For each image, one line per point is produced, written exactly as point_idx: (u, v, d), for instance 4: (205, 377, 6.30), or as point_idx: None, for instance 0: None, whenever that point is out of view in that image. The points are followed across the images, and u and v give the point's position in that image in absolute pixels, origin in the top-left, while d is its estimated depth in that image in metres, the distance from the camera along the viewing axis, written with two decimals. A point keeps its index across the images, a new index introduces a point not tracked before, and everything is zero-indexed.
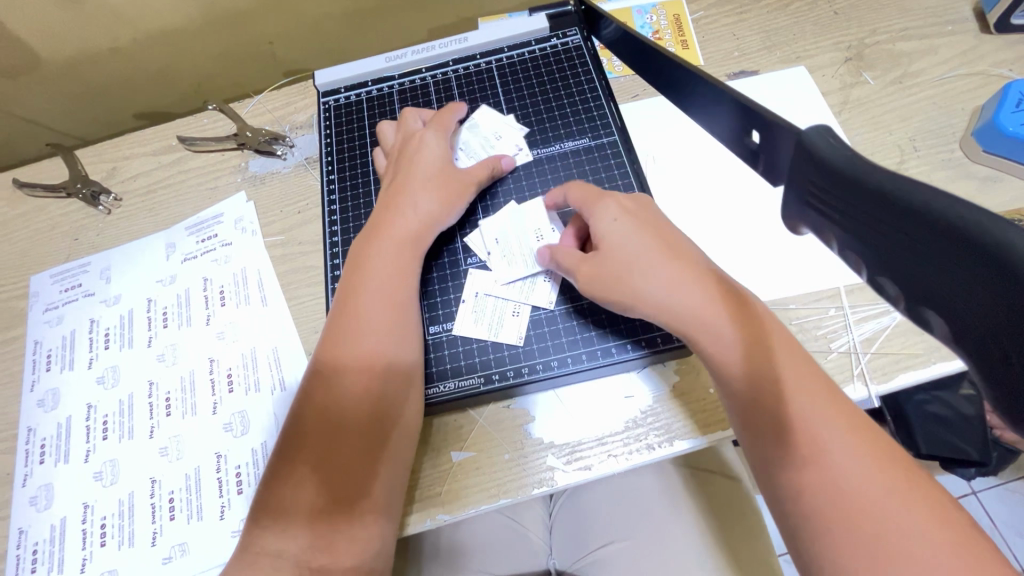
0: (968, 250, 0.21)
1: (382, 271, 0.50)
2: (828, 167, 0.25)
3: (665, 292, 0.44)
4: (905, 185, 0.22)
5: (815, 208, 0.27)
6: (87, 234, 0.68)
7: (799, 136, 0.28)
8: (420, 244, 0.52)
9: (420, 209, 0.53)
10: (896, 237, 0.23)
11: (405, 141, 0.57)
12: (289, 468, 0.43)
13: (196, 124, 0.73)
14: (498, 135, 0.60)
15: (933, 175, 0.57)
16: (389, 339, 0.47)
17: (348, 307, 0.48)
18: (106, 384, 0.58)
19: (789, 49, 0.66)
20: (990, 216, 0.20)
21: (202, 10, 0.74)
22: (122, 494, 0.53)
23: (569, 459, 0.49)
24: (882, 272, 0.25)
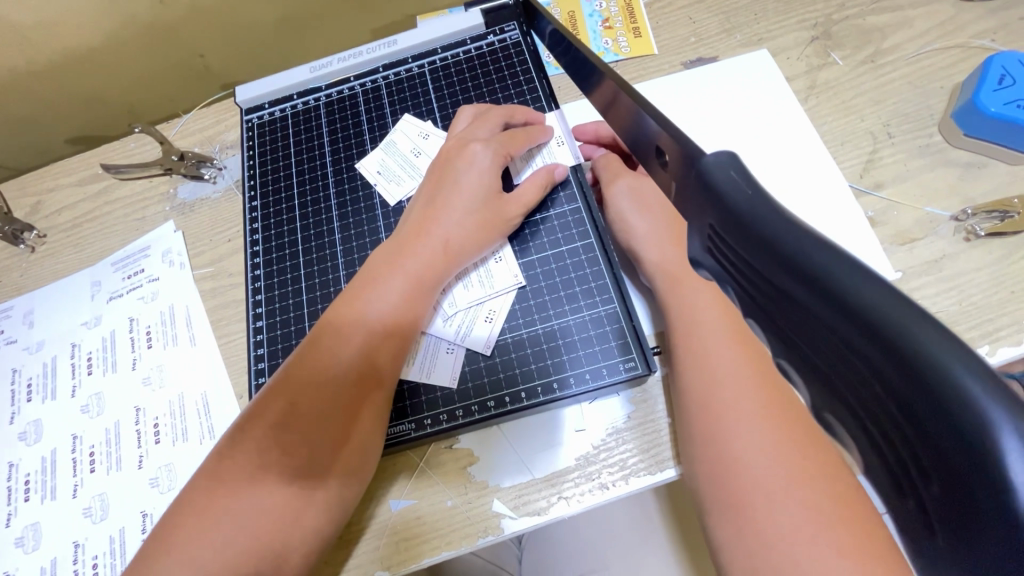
0: (872, 349, 0.14)
1: (396, 282, 0.45)
2: (750, 230, 0.18)
3: (650, 234, 0.49)
4: (800, 247, 0.16)
5: (719, 267, 0.20)
6: (10, 275, 0.64)
7: (703, 170, 0.20)
8: (444, 265, 0.46)
9: (445, 230, 0.47)
10: (795, 318, 0.16)
11: (459, 146, 0.51)
12: (244, 462, 0.39)
13: (122, 150, 0.69)
14: (417, 150, 0.55)
15: (910, 164, 0.51)
16: (394, 325, 0.44)
17: (364, 288, 0.45)
18: (28, 440, 0.55)
19: (750, 31, 0.60)
20: (928, 333, 0.14)
21: (120, 25, 0.69)
22: (44, 561, 0.49)
23: (517, 504, 0.45)
24: (785, 352, 0.18)
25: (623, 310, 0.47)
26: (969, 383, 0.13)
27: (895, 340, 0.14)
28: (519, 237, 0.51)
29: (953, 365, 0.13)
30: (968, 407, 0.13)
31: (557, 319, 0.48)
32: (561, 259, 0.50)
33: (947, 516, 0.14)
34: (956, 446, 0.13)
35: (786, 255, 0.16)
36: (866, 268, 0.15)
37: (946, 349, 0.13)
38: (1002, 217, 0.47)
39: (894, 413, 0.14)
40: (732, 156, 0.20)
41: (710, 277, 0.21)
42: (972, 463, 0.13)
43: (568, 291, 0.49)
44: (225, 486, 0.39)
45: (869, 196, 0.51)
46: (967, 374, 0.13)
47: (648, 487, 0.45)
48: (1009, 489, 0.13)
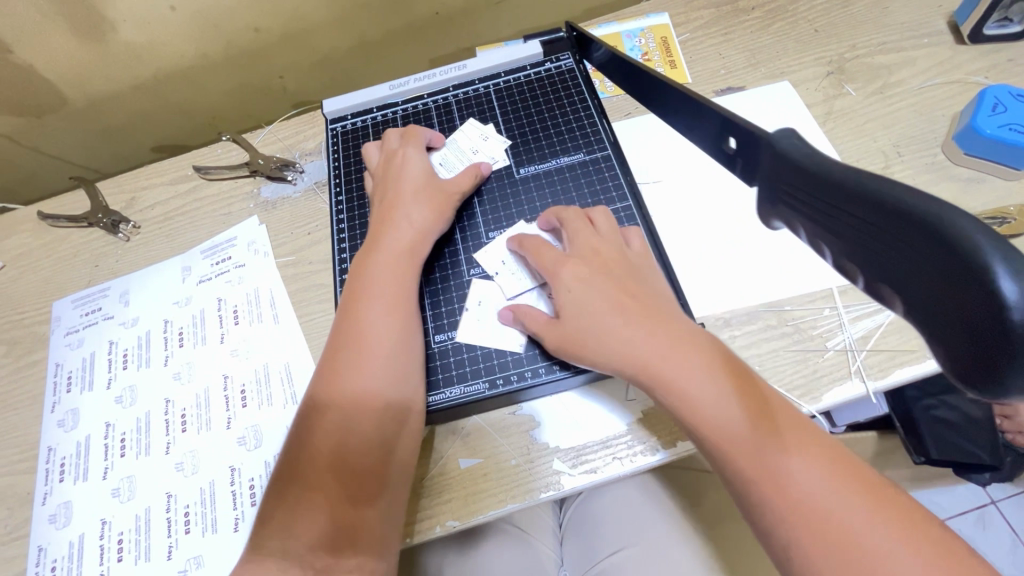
0: (908, 226, 0.21)
1: (384, 286, 0.51)
2: (805, 170, 0.25)
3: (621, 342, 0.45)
4: (854, 175, 0.23)
5: (788, 207, 0.27)
6: (107, 261, 0.71)
7: (773, 141, 0.27)
8: (418, 253, 0.55)
9: (390, 243, 0.54)
10: (852, 226, 0.23)
11: (393, 159, 0.60)
12: (317, 461, 0.45)
13: (211, 155, 0.77)
14: (475, 149, 0.64)
15: (918, 178, 0.59)
16: (387, 310, 0.50)
17: (356, 292, 0.52)
18: (124, 403, 0.60)
19: (773, 66, 0.69)
20: (957, 217, 0.20)
21: (216, 47, 0.79)
22: (138, 510, 0.54)
23: (575, 463, 0.50)
24: (846, 255, 0.24)
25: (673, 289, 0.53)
26: (985, 250, 0.19)
27: (932, 222, 0.20)
28: None
29: (979, 241, 0.19)
30: (980, 258, 0.19)
31: None
32: None
33: (992, 349, 0.20)
34: (974, 286, 0.20)
35: (841, 180, 0.23)
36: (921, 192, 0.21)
37: (976, 232, 0.20)
38: (1000, 224, 0.54)
39: (933, 275, 0.21)
40: (792, 131, 0.27)
41: (785, 223, 0.28)
42: (985, 299, 0.19)
43: None
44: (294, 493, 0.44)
45: None
46: (980, 237, 0.19)
47: (693, 450, 0.50)
48: (1005, 304, 0.19)
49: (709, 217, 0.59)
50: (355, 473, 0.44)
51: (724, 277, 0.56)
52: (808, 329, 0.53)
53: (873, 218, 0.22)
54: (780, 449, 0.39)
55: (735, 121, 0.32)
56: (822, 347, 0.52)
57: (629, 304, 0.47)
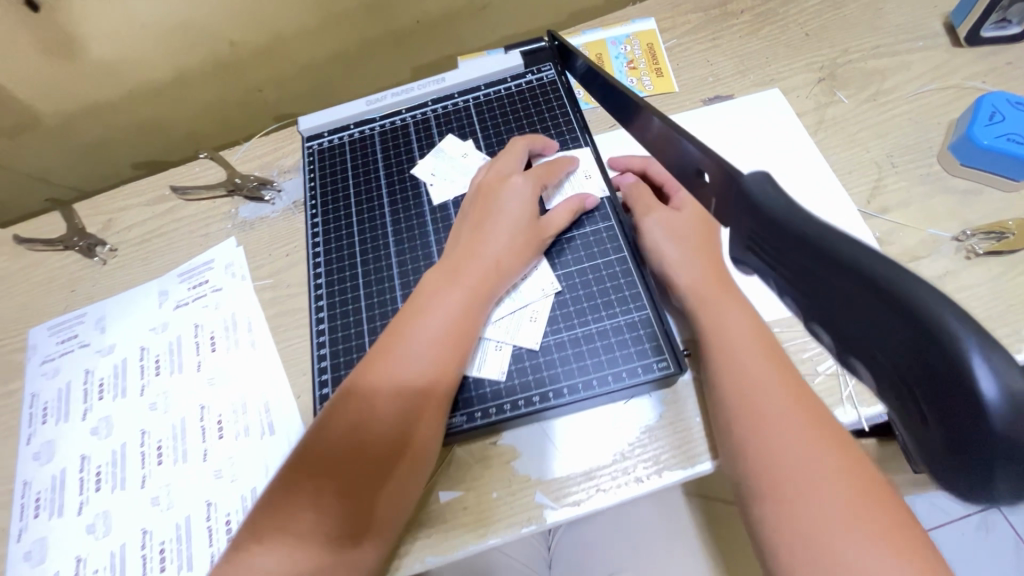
0: (886, 306, 0.20)
1: (447, 308, 0.49)
2: (783, 228, 0.23)
3: (679, 264, 0.52)
4: (826, 237, 0.21)
5: (758, 260, 0.25)
6: (83, 285, 0.70)
7: (744, 188, 0.25)
8: (493, 287, 0.51)
9: (495, 250, 0.52)
10: (823, 291, 0.22)
11: (499, 180, 0.56)
12: (332, 476, 0.42)
13: (188, 173, 0.75)
14: (465, 153, 0.62)
15: (912, 191, 0.57)
16: (453, 338, 0.48)
17: (422, 303, 0.50)
18: (100, 435, 0.59)
19: (762, 73, 0.67)
20: (928, 296, 0.19)
21: (191, 62, 0.77)
22: (114, 546, 0.53)
23: (558, 496, 0.49)
24: (819, 319, 0.23)
25: (656, 315, 0.52)
26: (961, 336, 0.19)
27: (904, 302, 0.19)
28: (559, 250, 0.56)
29: (956, 327, 0.19)
30: (955, 347, 0.19)
31: (596, 322, 0.52)
32: (598, 270, 0.55)
33: (958, 423, 0.20)
34: (947, 376, 0.19)
35: (816, 246, 0.22)
36: (887, 260, 0.20)
37: (952, 317, 0.19)
38: (998, 238, 0.52)
39: (905, 355, 0.20)
40: (766, 175, 0.25)
41: (752, 271, 0.26)
42: (960, 386, 0.19)
43: (605, 299, 0.53)
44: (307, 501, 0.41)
45: (877, 219, 0.56)
46: (956, 322, 0.19)
47: (680, 481, 0.49)
48: (981, 396, 0.19)
49: None
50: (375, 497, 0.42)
51: None
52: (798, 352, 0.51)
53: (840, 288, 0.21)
54: (762, 424, 0.41)
55: (714, 160, 0.29)
56: (813, 371, 0.50)
57: (706, 259, 0.52)
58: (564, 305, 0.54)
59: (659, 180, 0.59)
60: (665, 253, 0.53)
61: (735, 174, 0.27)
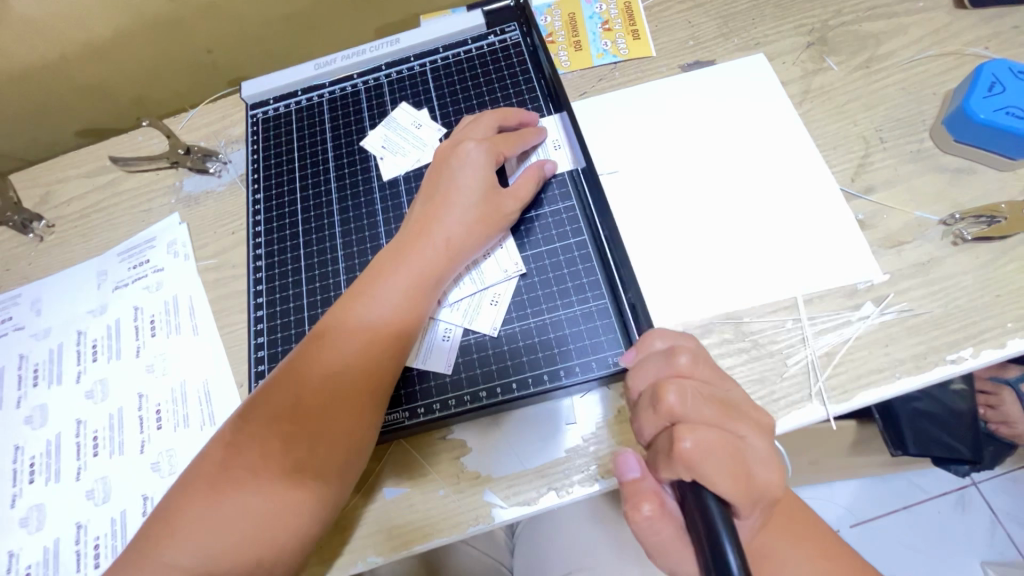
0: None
1: (390, 294, 0.45)
2: None
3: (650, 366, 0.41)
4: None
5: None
6: (19, 264, 0.66)
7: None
8: (440, 270, 0.47)
9: (448, 221, 0.48)
10: None
11: (453, 148, 0.51)
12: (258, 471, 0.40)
13: (131, 143, 0.70)
14: (418, 124, 0.58)
15: (900, 169, 0.52)
16: (393, 326, 0.44)
17: (364, 288, 0.46)
18: (35, 424, 0.56)
19: (747, 36, 0.61)
20: None
21: (129, 20, 0.70)
22: (47, 541, 0.51)
23: (508, 494, 0.46)
24: None
25: (614, 305, 0.48)
26: None
27: None
28: (516, 232, 0.52)
29: None
30: None
31: (550, 313, 0.49)
32: (555, 255, 0.51)
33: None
34: None
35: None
36: None
37: None
38: (990, 222, 0.48)
39: None
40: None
41: None
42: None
43: (561, 287, 0.49)
44: (224, 477, 0.40)
45: (859, 199, 0.52)
46: None
47: None
48: None
49: (666, 217, 0.53)
50: (298, 478, 0.40)
51: (684, 281, 0.51)
52: (766, 344, 0.47)
53: None
54: None
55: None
56: (781, 365, 0.47)
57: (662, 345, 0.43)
58: (524, 293, 0.50)
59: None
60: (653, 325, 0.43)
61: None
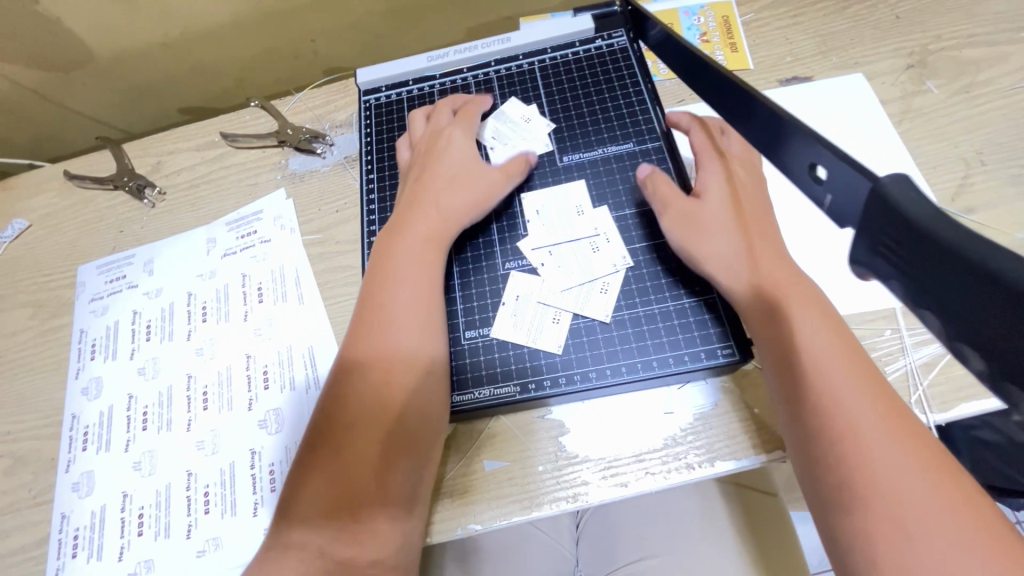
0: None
1: (405, 284, 0.50)
2: (938, 250, 0.22)
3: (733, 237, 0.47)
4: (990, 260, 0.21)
5: (889, 269, 0.25)
6: (132, 227, 0.70)
7: (880, 190, 0.24)
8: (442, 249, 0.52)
9: (450, 204, 0.53)
10: (972, 300, 0.21)
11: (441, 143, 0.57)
12: (334, 459, 0.43)
13: (239, 121, 0.74)
14: (526, 117, 0.60)
15: (1002, 192, 0.53)
16: (411, 316, 0.48)
17: (384, 289, 0.50)
18: (147, 375, 0.60)
19: (846, 55, 0.63)
20: None
21: (249, 6, 0.75)
22: (159, 486, 0.54)
23: (605, 474, 0.48)
24: (970, 342, 0.22)
25: (722, 300, 0.50)
26: None
27: None
28: (624, 225, 0.54)
29: None
30: None
31: (659, 303, 0.51)
32: (663, 249, 0.53)
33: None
34: None
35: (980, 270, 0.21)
36: None
37: None
38: None
39: None
40: (905, 178, 0.24)
41: (877, 278, 0.26)
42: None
43: (670, 280, 0.51)
44: (326, 454, 0.44)
45: (961, 219, 0.53)
46: None
47: (728, 472, 0.48)
48: None
49: None
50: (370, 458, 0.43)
51: None
52: (867, 350, 0.49)
53: (997, 307, 0.21)
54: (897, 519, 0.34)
55: (836, 151, 0.28)
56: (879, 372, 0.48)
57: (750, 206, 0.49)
58: (634, 283, 0.52)
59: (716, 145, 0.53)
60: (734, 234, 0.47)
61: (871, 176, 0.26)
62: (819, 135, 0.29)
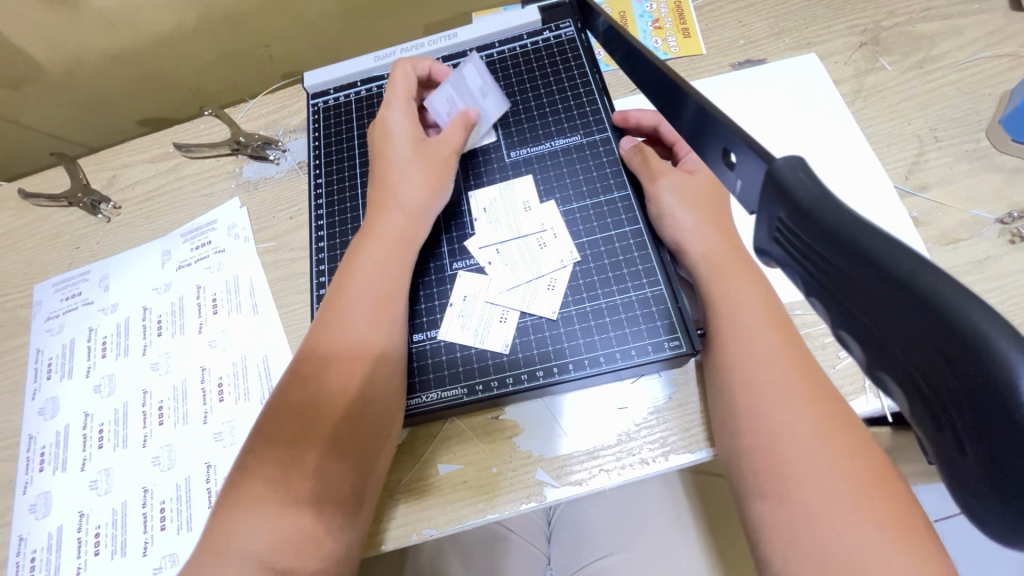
0: (921, 325, 0.19)
1: (371, 278, 0.48)
2: (829, 232, 0.21)
3: (689, 222, 0.49)
4: (863, 237, 0.20)
5: (784, 253, 0.24)
6: (88, 243, 0.69)
7: (775, 172, 0.23)
8: (410, 242, 0.51)
9: (411, 197, 0.51)
10: (855, 287, 0.21)
11: (387, 121, 0.55)
12: (294, 459, 0.42)
13: (192, 130, 0.73)
14: None
15: (956, 168, 0.52)
16: (377, 309, 0.47)
17: (343, 284, 0.48)
18: (103, 393, 0.59)
19: (799, 35, 0.62)
20: (971, 311, 0.18)
21: (198, 13, 0.73)
22: (115, 504, 0.53)
23: (559, 474, 0.47)
24: (855, 332, 0.22)
25: (669, 292, 0.49)
26: (1006, 355, 0.17)
27: (953, 320, 0.18)
28: (571, 220, 0.53)
29: (1003, 347, 0.17)
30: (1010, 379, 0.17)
31: (606, 298, 0.50)
32: (610, 242, 0.52)
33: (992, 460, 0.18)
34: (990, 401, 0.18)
35: (855, 247, 0.20)
36: (929, 262, 0.19)
37: (994, 333, 0.17)
38: None
39: (945, 375, 0.19)
40: (800, 161, 0.23)
41: (777, 264, 0.25)
42: (1006, 414, 0.17)
43: (617, 273, 0.50)
44: (279, 454, 0.42)
45: (915, 197, 0.52)
46: (1010, 350, 0.17)
47: (686, 465, 0.47)
48: None
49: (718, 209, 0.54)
50: (331, 453, 0.42)
51: None
52: (821, 336, 0.48)
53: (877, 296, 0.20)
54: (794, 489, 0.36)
55: (747, 140, 0.27)
56: (833, 357, 0.47)
57: (708, 200, 0.50)
58: (582, 278, 0.51)
59: (670, 140, 0.54)
60: (678, 220, 0.49)
61: (770, 160, 0.25)
62: (732, 126, 0.28)
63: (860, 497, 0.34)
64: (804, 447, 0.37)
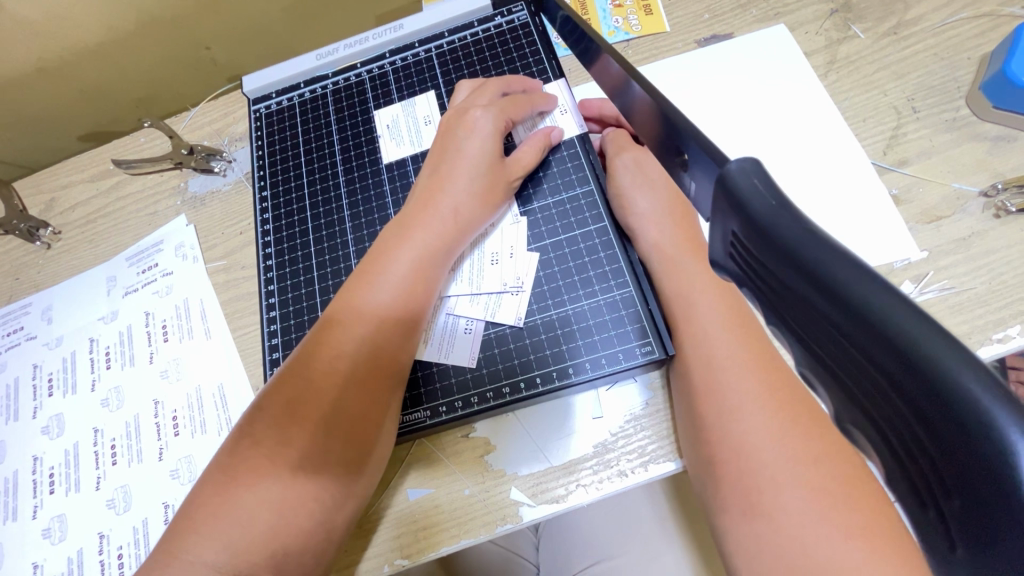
0: (876, 357, 0.16)
1: (410, 257, 0.44)
2: (778, 246, 0.18)
3: (648, 209, 0.48)
4: (807, 249, 0.17)
5: (739, 271, 0.21)
6: (28, 273, 0.65)
7: (725, 178, 0.21)
8: (451, 243, 0.46)
9: (457, 201, 0.46)
10: (803, 309, 0.18)
11: (459, 116, 0.50)
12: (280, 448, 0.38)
13: (132, 145, 0.69)
14: (428, 119, 0.55)
15: (936, 140, 0.50)
16: (411, 287, 0.43)
17: (376, 257, 0.44)
18: (52, 434, 0.56)
19: (766, 6, 0.58)
20: (932, 339, 0.15)
21: (128, 19, 0.68)
22: (70, 552, 0.50)
23: (535, 492, 0.45)
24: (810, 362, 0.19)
25: (639, 294, 0.46)
26: (972, 390, 0.14)
27: (912, 352, 0.15)
28: (532, 221, 0.50)
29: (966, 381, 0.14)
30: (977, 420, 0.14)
31: (571, 304, 0.47)
32: (574, 243, 0.49)
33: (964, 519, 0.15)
34: (960, 445, 0.15)
35: (807, 265, 0.17)
36: (881, 279, 0.16)
37: (959, 364, 0.15)
38: None
39: (906, 416, 0.16)
40: (756, 164, 0.21)
41: (733, 279, 0.22)
42: (975, 452, 0.15)
43: (583, 276, 0.47)
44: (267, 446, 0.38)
45: (894, 173, 0.49)
46: (974, 382, 0.14)
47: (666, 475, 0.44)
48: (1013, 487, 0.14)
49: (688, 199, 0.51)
50: (315, 463, 0.38)
51: None
52: None
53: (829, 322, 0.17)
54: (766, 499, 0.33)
55: (700, 140, 0.24)
56: None
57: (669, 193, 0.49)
58: (546, 284, 0.48)
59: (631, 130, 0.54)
60: (638, 208, 0.48)
61: (724, 163, 0.23)
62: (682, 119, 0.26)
63: (827, 500, 0.32)
64: (773, 450, 0.34)
